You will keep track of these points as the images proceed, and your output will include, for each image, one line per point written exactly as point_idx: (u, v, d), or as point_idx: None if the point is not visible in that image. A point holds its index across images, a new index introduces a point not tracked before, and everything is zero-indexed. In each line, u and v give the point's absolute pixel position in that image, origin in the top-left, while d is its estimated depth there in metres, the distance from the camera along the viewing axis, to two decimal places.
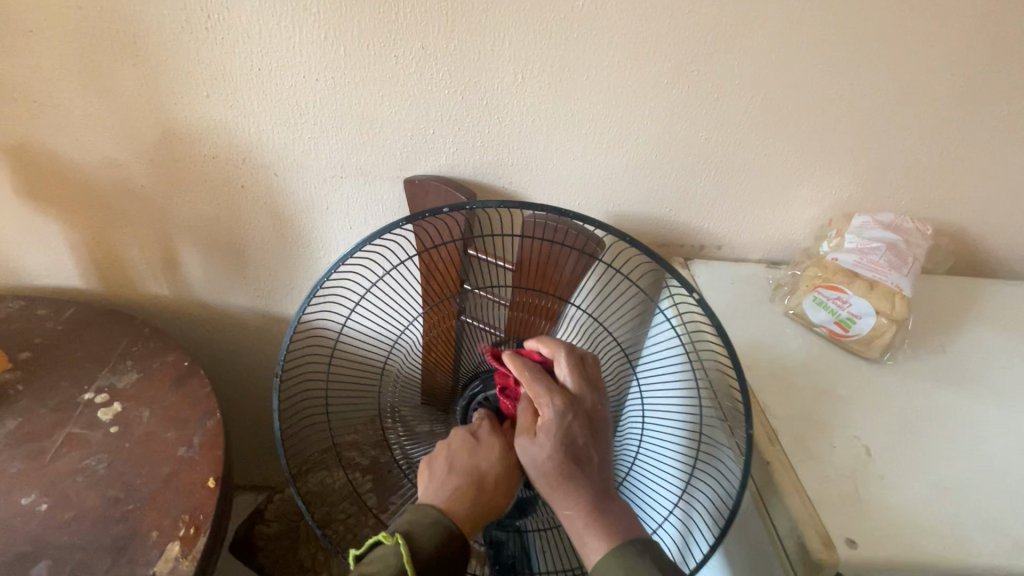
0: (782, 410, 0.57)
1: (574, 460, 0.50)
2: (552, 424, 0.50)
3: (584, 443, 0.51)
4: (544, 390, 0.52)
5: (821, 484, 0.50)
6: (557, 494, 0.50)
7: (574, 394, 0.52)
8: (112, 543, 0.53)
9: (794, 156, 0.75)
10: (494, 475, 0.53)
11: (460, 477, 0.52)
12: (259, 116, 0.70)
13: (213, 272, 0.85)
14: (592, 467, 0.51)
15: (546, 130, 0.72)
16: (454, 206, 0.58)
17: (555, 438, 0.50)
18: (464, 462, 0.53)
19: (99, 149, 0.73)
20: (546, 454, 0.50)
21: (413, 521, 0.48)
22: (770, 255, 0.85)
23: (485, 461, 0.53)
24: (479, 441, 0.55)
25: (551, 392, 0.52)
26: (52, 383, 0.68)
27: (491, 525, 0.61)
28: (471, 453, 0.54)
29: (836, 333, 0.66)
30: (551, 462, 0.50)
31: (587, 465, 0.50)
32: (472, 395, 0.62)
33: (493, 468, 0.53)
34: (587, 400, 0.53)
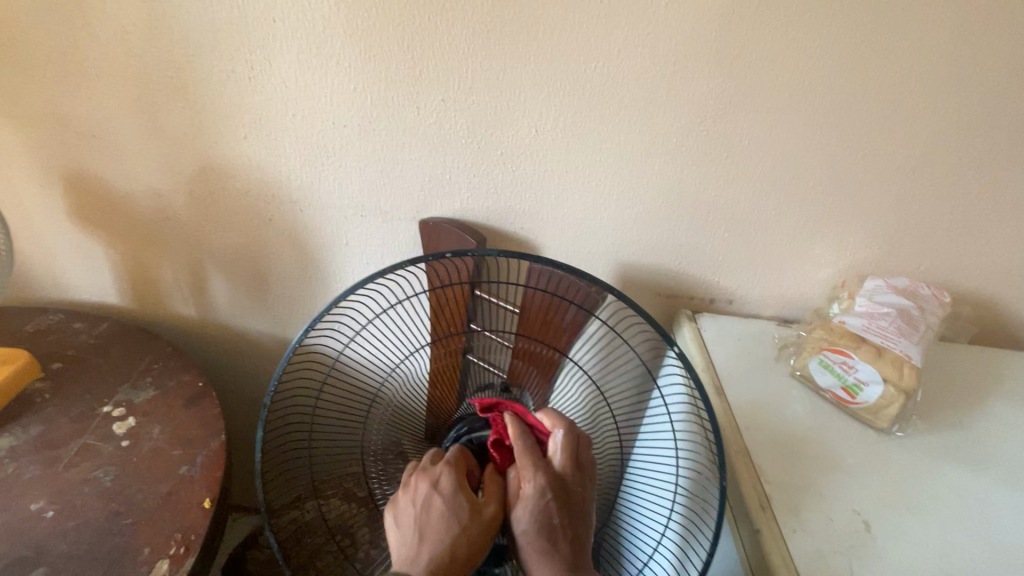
0: (777, 476, 0.56)
1: (550, 538, 0.52)
2: (531, 499, 0.53)
3: (560, 522, 0.52)
4: (531, 464, 0.54)
5: (812, 558, 0.48)
6: (532, 566, 0.51)
7: (558, 475, 0.54)
8: (106, 555, 0.55)
9: (805, 216, 0.75)
10: (465, 541, 0.52)
11: (431, 546, 0.51)
12: (290, 157, 0.76)
13: (237, 297, 0.90)
14: (568, 549, 0.52)
15: (557, 180, 0.74)
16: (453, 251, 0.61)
17: (533, 514, 0.52)
18: (434, 530, 0.52)
19: (145, 180, 0.79)
20: (524, 526, 0.52)
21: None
22: (782, 312, 0.84)
23: (455, 528, 0.52)
24: (446, 501, 0.53)
25: (536, 467, 0.54)
26: (76, 393, 0.72)
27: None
28: (440, 519, 0.52)
29: (843, 399, 0.64)
30: (528, 536, 0.52)
31: (562, 544, 0.52)
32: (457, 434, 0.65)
33: (463, 535, 0.52)
34: (572, 481, 0.55)
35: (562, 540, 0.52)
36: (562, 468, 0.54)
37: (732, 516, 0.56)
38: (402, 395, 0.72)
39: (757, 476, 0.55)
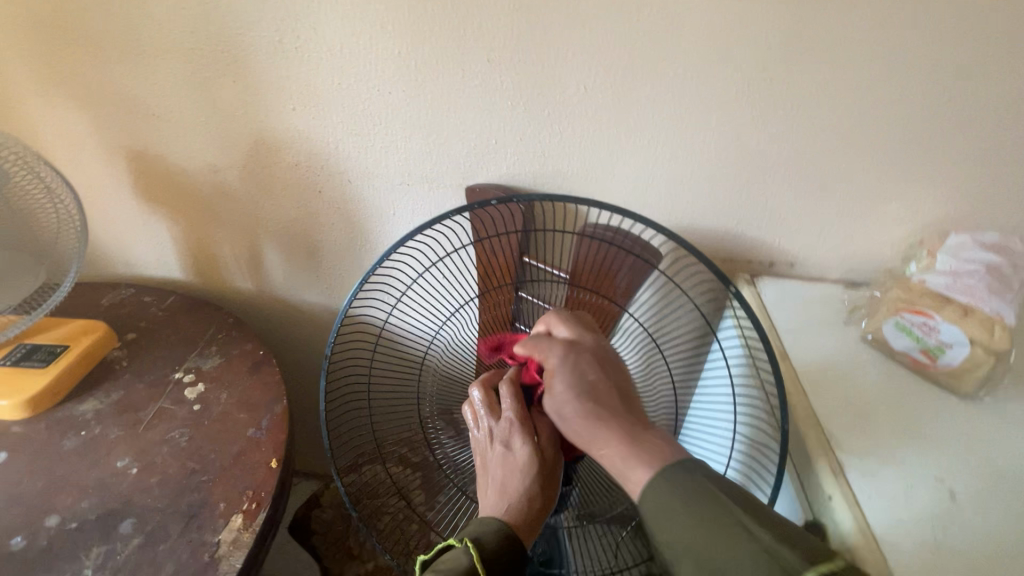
0: (849, 441, 0.53)
1: (595, 412, 0.49)
2: (559, 391, 0.52)
3: (596, 378, 0.52)
4: (544, 363, 0.54)
5: (892, 526, 0.45)
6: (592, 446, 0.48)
7: (568, 359, 0.54)
8: (186, 509, 0.58)
9: (879, 169, 0.70)
10: (534, 486, 0.53)
11: (507, 496, 0.53)
12: (337, 127, 0.76)
13: (291, 269, 0.92)
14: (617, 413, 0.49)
15: (607, 140, 0.71)
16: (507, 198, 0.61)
17: (567, 403, 0.51)
18: (507, 480, 0.53)
19: (203, 157, 0.82)
20: (569, 399, 0.51)
21: (481, 529, 0.50)
22: (850, 275, 0.79)
23: (523, 475, 0.53)
24: (512, 449, 0.54)
25: (547, 364, 0.54)
26: (150, 361, 0.76)
27: None
28: (508, 469, 0.54)
29: (922, 362, 0.60)
30: (574, 422, 0.50)
31: (612, 413, 0.49)
32: None
33: (530, 481, 0.53)
34: (584, 360, 0.54)
35: (601, 391, 0.51)
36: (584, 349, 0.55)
37: (799, 487, 0.54)
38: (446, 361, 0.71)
39: (822, 434, 0.53)
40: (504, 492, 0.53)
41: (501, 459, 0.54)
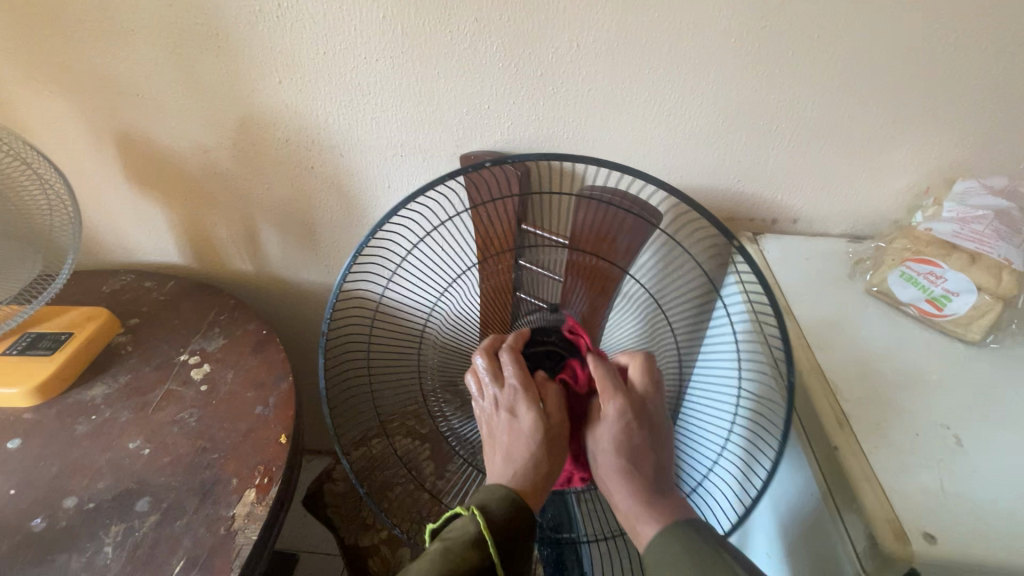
0: (854, 393, 0.53)
1: (632, 459, 0.53)
2: (613, 421, 0.53)
3: (641, 442, 0.53)
4: (612, 388, 0.54)
5: (897, 473, 0.45)
6: (614, 485, 0.53)
7: (640, 398, 0.54)
8: (200, 485, 0.59)
9: (885, 116, 0.68)
10: (541, 455, 0.53)
11: (512, 463, 0.53)
12: (325, 99, 0.74)
13: (289, 248, 0.92)
14: (647, 467, 0.53)
15: (602, 99, 0.69)
16: (497, 159, 0.58)
17: (614, 437, 0.53)
18: (513, 449, 0.54)
19: (192, 137, 0.80)
20: (608, 449, 0.53)
21: (488, 496, 0.52)
22: (854, 228, 0.77)
23: (527, 445, 0.53)
24: (518, 420, 0.54)
25: (617, 392, 0.54)
26: (155, 345, 0.76)
27: None
28: (514, 438, 0.54)
29: (928, 312, 0.59)
30: (611, 456, 0.53)
31: (645, 466, 0.53)
32: None
33: (535, 450, 0.53)
34: (652, 403, 0.55)
35: (643, 459, 0.53)
36: (648, 409, 0.54)
37: (803, 433, 0.54)
38: (447, 331, 0.71)
39: (828, 385, 0.53)
40: (511, 460, 0.54)
41: (507, 427, 0.55)
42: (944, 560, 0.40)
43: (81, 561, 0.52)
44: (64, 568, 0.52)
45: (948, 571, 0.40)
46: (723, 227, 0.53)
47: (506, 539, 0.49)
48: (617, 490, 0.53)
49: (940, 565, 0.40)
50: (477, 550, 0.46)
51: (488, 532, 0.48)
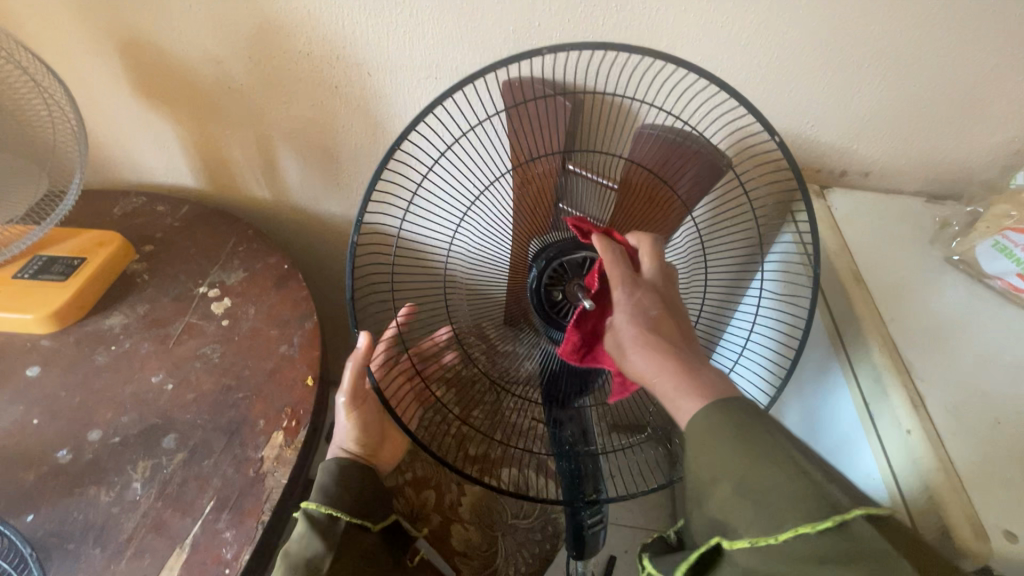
0: (929, 372, 0.48)
1: (657, 331, 0.46)
2: (625, 304, 0.48)
3: (657, 315, 0.47)
4: (620, 275, 0.49)
5: (976, 463, 0.42)
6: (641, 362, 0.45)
7: (649, 281, 0.50)
8: (226, 425, 0.57)
9: (998, 58, 0.58)
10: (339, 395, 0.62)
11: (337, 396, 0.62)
12: (352, 5, 0.65)
13: (308, 176, 0.86)
14: (678, 340, 0.46)
15: (671, 20, 0.60)
16: (556, 49, 0.50)
17: (631, 313, 0.47)
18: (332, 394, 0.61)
19: (201, 44, 0.72)
20: (626, 325, 0.47)
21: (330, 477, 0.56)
22: (932, 187, 0.70)
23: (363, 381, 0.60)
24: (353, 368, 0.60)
25: (627, 276, 0.49)
26: (172, 275, 0.73)
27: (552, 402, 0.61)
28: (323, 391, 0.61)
29: (1015, 289, 0.54)
30: (632, 334, 0.46)
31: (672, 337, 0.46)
32: (546, 262, 0.57)
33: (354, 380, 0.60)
34: (661, 282, 0.50)
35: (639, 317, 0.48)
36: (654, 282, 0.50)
37: (862, 403, 0.51)
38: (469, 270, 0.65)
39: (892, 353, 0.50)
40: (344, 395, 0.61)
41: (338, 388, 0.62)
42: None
43: (111, 496, 0.51)
44: (93, 502, 0.51)
45: None
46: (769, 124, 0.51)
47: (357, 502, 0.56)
48: (652, 369, 0.44)
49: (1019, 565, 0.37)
50: (329, 521, 0.53)
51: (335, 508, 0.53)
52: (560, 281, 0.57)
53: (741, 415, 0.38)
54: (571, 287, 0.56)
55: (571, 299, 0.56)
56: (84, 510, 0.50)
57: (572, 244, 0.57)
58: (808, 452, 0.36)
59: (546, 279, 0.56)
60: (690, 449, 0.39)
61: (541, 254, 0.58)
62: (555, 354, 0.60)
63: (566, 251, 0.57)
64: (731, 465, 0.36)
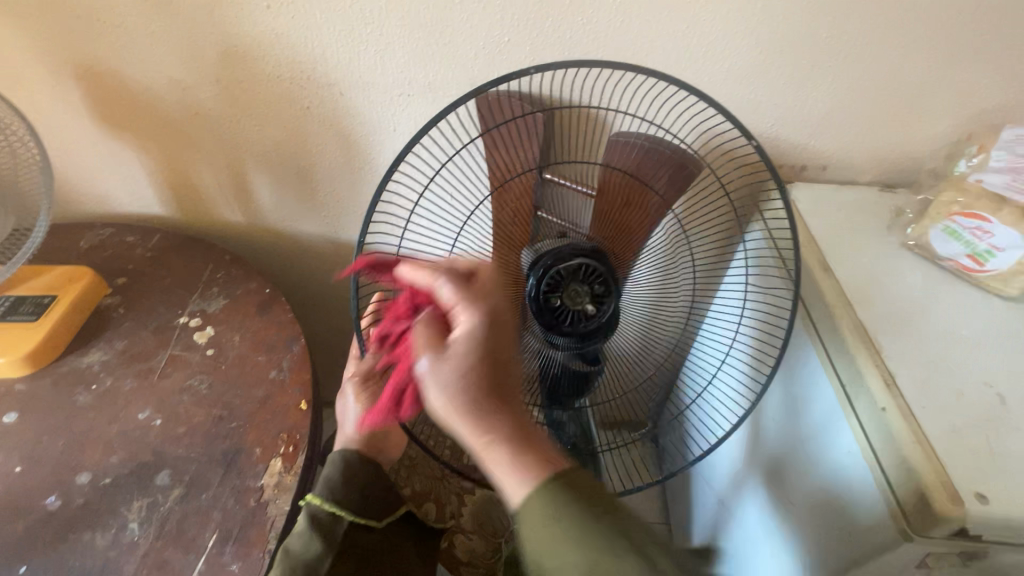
0: (897, 351, 0.52)
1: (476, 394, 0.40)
2: (463, 345, 0.41)
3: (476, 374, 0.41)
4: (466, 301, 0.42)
5: (945, 434, 0.45)
6: (476, 434, 0.40)
7: (477, 348, 0.41)
8: (222, 456, 0.56)
9: (933, 56, 0.63)
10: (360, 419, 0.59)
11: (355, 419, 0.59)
12: (322, 28, 0.65)
13: (282, 198, 0.85)
14: (512, 409, 0.42)
15: (637, 31, 0.63)
16: (539, 66, 0.50)
17: (468, 348, 0.41)
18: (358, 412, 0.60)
19: (167, 71, 0.71)
20: (448, 385, 0.40)
21: (333, 479, 0.55)
22: (884, 176, 0.74)
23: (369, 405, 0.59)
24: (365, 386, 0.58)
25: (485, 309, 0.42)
26: (149, 307, 0.71)
27: (553, 406, 0.63)
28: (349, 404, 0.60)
29: (968, 268, 0.58)
30: (461, 380, 0.40)
31: (496, 411, 0.41)
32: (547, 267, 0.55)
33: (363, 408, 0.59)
34: (483, 341, 0.41)
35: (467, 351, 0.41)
36: (467, 351, 0.41)
37: (840, 386, 0.53)
38: None
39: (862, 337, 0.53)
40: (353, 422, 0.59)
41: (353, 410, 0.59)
42: (994, 520, 0.41)
43: (107, 539, 0.50)
44: (89, 547, 0.50)
45: (995, 530, 0.41)
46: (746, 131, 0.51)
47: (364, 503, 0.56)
48: (478, 434, 0.40)
49: (988, 524, 0.41)
50: (331, 520, 0.53)
51: (341, 507, 0.53)
52: (557, 289, 0.56)
53: (580, 479, 0.40)
54: (569, 293, 0.56)
55: (569, 304, 0.56)
56: (81, 555, 0.49)
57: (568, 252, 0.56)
58: (639, 520, 0.40)
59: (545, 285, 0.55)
60: (527, 530, 0.39)
61: (536, 258, 0.58)
62: (555, 359, 0.60)
63: (562, 258, 0.55)
64: (574, 554, 0.38)
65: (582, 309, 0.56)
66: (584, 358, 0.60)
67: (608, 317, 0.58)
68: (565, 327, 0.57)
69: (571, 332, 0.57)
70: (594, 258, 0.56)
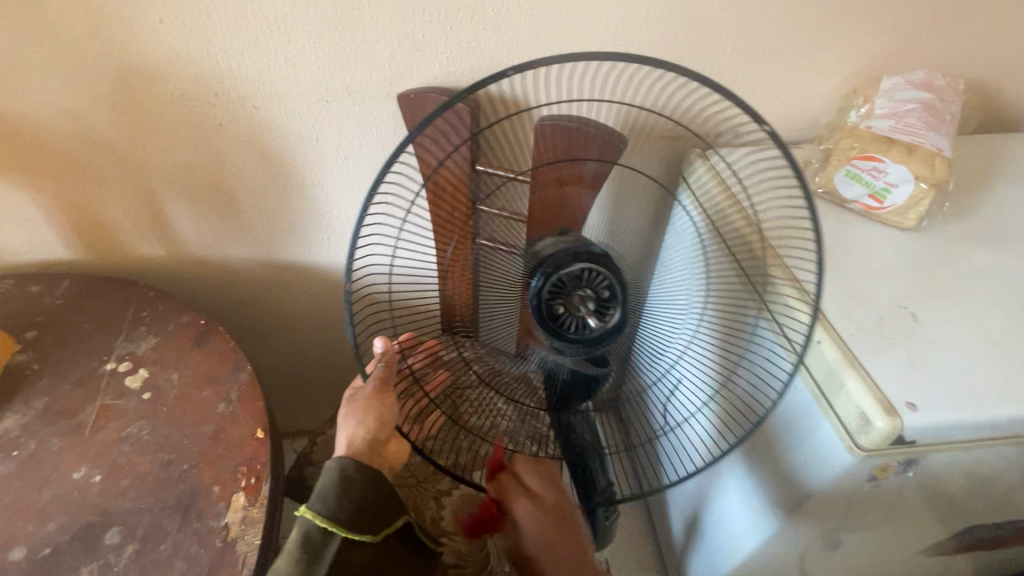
0: (824, 288, 0.56)
1: (554, 524, 0.62)
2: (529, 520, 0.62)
3: (553, 504, 0.63)
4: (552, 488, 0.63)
5: (875, 356, 0.50)
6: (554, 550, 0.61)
7: (542, 498, 0.63)
8: (177, 502, 0.53)
9: (815, 19, 0.69)
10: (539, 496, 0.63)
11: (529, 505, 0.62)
12: (225, 39, 0.62)
13: (205, 224, 0.80)
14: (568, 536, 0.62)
15: (547, 17, 0.64)
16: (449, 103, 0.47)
17: (534, 530, 0.62)
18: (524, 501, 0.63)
19: (53, 100, 0.65)
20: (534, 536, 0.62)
21: (336, 487, 0.52)
22: (789, 134, 0.80)
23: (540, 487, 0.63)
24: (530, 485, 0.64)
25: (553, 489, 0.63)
26: (70, 358, 0.65)
27: (556, 406, 0.59)
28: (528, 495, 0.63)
29: (871, 208, 0.64)
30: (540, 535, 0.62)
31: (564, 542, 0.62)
32: (541, 288, 0.52)
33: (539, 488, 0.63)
34: (551, 498, 0.63)
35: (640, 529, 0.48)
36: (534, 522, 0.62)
37: (803, 364, 0.53)
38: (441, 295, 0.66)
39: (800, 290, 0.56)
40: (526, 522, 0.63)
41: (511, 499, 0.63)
42: (921, 424, 0.46)
43: None
44: None
45: (924, 433, 0.46)
46: (755, 112, 0.45)
47: (367, 505, 0.52)
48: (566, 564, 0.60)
49: (918, 429, 0.46)
50: (323, 538, 0.49)
51: (333, 522, 0.50)
52: (561, 294, 0.52)
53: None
54: (573, 299, 0.52)
55: (573, 311, 0.52)
56: None
57: (571, 259, 0.51)
58: None
59: (546, 303, 0.52)
60: None
61: (536, 264, 0.53)
62: (564, 364, 0.56)
63: (564, 264, 0.51)
64: None
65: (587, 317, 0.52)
66: (595, 361, 0.55)
67: (616, 322, 0.53)
68: (570, 334, 0.53)
69: (577, 339, 0.53)
70: (598, 262, 0.51)
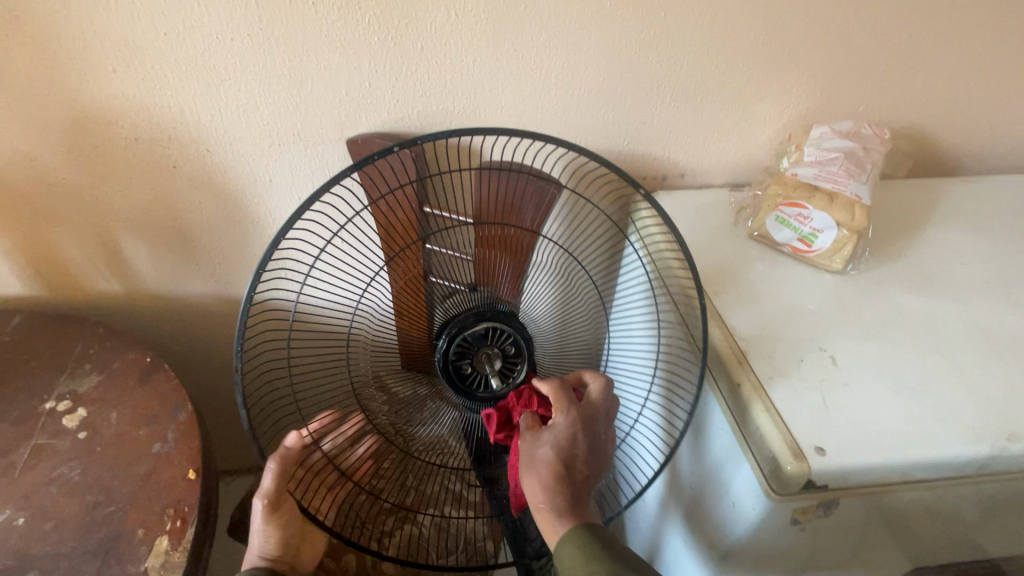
0: (749, 330, 0.58)
1: (570, 467, 0.54)
2: (561, 431, 0.55)
3: (581, 454, 0.55)
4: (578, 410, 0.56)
5: (791, 400, 0.51)
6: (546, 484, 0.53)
7: (590, 413, 0.57)
8: (98, 546, 0.53)
9: (748, 69, 0.73)
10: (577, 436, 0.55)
11: (551, 449, 0.54)
12: (177, 89, 0.65)
13: (162, 261, 0.81)
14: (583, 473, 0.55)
15: (489, 69, 0.68)
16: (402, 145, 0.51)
17: (558, 443, 0.54)
18: (559, 425, 0.55)
19: (9, 142, 0.67)
20: (548, 448, 0.54)
21: None
22: (733, 176, 0.83)
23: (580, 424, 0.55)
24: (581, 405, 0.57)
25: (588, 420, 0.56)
26: (10, 397, 0.65)
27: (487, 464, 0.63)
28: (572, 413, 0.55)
29: (800, 250, 0.66)
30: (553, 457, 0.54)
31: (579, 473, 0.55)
32: (449, 351, 0.59)
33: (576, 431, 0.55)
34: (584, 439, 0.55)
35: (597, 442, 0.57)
36: (553, 443, 0.54)
37: (721, 395, 0.56)
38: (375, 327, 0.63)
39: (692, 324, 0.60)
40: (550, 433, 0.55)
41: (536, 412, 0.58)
42: (831, 469, 0.47)
43: None
44: None
45: (835, 477, 0.47)
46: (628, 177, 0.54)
47: None
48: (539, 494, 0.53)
49: (828, 473, 0.47)
50: None
51: None
52: (467, 354, 0.60)
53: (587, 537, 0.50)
54: (479, 359, 0.60)
55: (479, 369, 0.61)
56: None
57: (471, 318, 0.60)
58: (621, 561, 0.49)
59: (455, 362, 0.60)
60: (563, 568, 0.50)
61: (445, 322, 0.60)
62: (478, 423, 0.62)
63: (467, 326, 0.59)
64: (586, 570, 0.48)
65: (493, 373, 0.60)
66: None
67: (522, 377, 0.61)
68: (480, 392, 0.61)
69: (487, 397, 0.61)
70: (500, 322, 0.60)
